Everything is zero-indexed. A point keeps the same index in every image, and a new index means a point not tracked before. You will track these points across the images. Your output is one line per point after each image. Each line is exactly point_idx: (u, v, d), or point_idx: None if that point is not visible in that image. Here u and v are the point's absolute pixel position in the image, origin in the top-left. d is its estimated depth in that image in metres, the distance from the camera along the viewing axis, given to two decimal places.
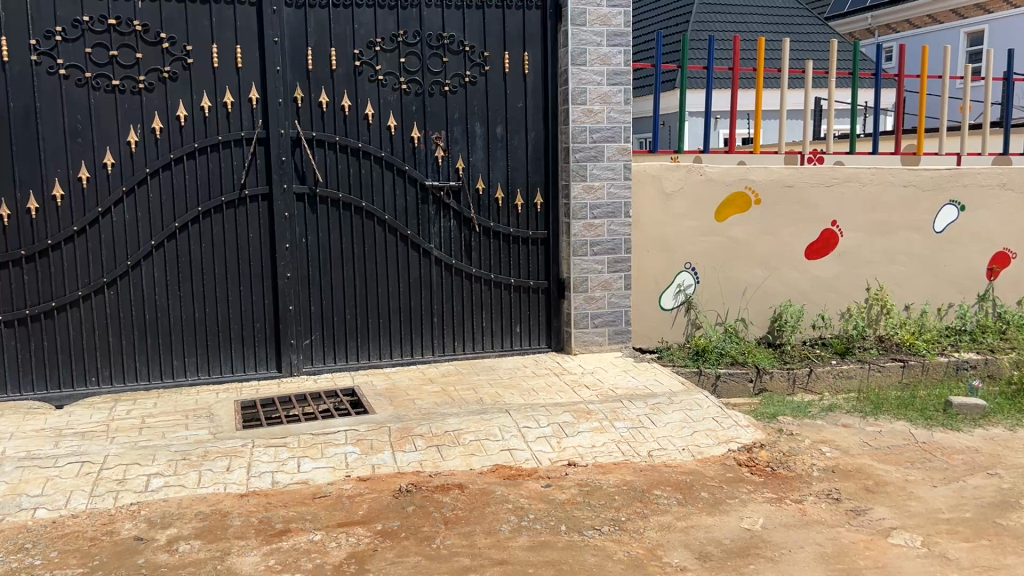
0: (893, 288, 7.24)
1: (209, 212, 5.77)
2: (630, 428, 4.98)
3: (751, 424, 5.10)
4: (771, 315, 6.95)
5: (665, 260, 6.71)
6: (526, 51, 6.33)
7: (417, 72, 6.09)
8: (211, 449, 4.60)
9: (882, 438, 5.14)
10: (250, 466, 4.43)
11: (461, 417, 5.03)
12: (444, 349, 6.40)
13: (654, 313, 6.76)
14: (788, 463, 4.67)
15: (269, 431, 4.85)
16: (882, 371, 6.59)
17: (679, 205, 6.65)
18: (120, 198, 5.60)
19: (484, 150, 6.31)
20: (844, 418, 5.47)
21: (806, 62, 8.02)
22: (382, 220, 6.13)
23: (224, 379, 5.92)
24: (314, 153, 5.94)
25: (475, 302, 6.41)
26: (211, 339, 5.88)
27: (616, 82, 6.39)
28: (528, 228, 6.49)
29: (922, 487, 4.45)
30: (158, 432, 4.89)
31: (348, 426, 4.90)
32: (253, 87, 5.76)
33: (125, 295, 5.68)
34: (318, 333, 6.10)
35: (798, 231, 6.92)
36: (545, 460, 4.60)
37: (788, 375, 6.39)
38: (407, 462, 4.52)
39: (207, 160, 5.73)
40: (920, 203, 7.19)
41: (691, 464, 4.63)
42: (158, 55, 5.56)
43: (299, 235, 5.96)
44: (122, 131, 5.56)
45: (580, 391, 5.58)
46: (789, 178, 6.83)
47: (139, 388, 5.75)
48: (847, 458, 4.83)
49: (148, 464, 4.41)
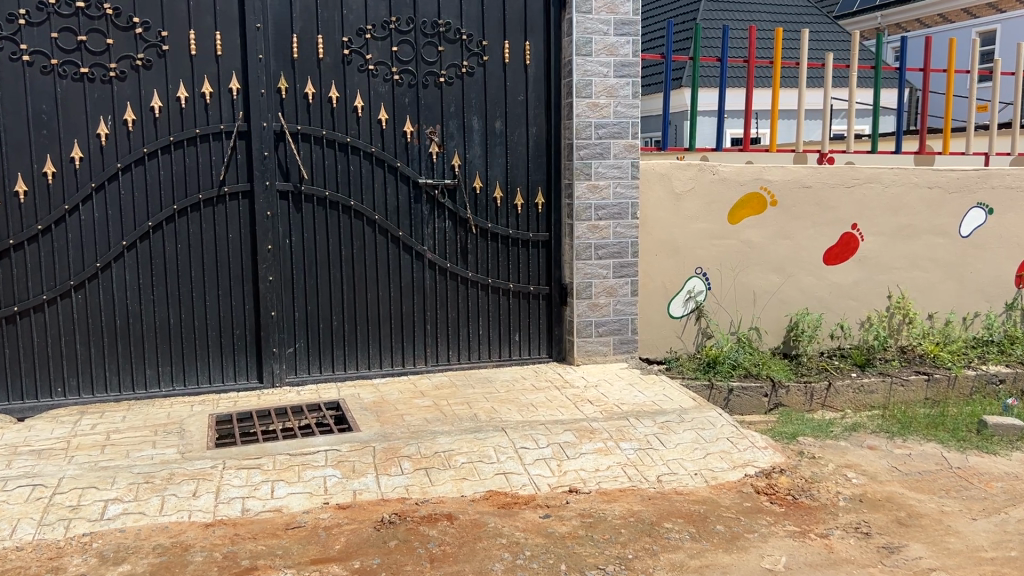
0: (916, 295, 6.82)
1: (185, 210, 5.37)
2: (637, 449, 4.56)
3: (768, 446, 4.67)
4: (786, 324, 6.53)
5: (675, 264, 6.29)
6: (528, 40, 5.91)
7: (410, 62, 5.68)
8: (177, 471, 4.19)
9: (912, 462, 4.70)
10: (218, 492, 4.02)
11: (453, 436, 4.61)
12: (436, 359, 5.99)
13: (662, 321, 6.34)
14: (811, 492, 4.24)
15: (242, 452, 4.44)
16: (906, 385, 6.18)
17: (691, 206, 6.23)
18: (88, 195, 5.19)
19: (481, 146, 5.89)
20: (870, 439, 5.02)
21: (827, 53, 7.08)
22: (372, 220, 5.72)
23: (201, 390, 5.52)
24: (299, 148, 5.53)
25: (471, 309, 6.00)
26: (187, 346, 5.48)
27: (624, 74, 5.97)
28: (529, 230, 6.07)
29: (960, 520, 4.02)
30: (122, 451, 4.47)
31: (329, 445, 4.49)
32: (233, 76, 5.35)
33: (94, 299, 5.28)
34: (302, 341, 5.69)
35: (816, 234, 6.49)
36: (544, 486, 4.18)
37: (805, 389, 5.99)
38: (392, 487, 4.11)
39: (184, 154, 5.32)
40: (945, 206, 6.76)
41: (704, 492, 4.21)
42: (130, 41, 5.16)
43: (283, 234, 5.56)
44: (91, 123, 5.15)
45: (582, 407, 5.15)
46: (807, 178, 6.41)
47: (108, 400, 5.35)
48: (875, 485, 4.39)
49: (105, 489, 4.00)
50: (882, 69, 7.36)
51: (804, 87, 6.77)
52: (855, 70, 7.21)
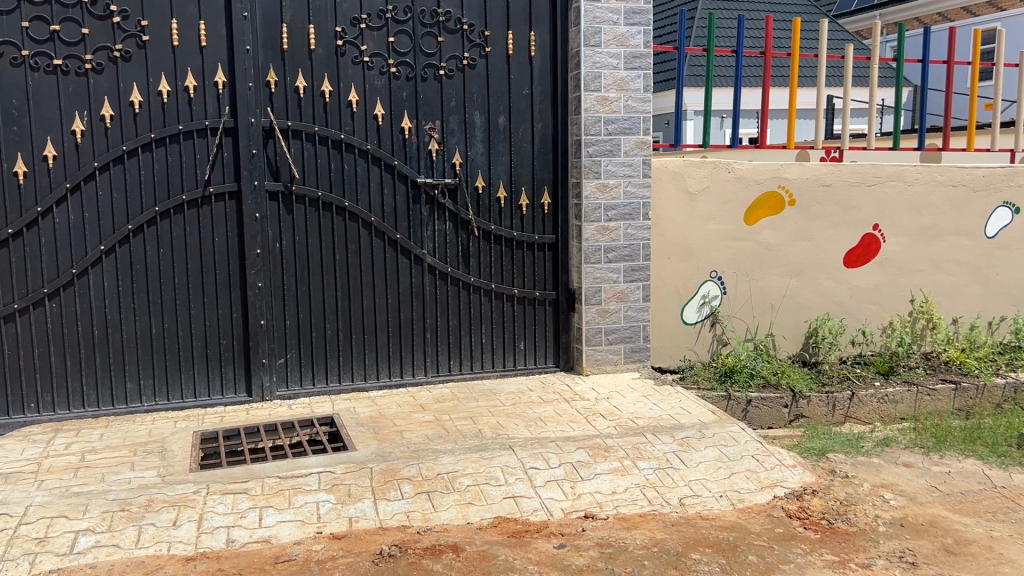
0: (940, 299, 6.50)
1: (167, 212, 5.01)
2: (656, 469, 4.22)
3: (798, 464, 4.33)
4: (805, 330, 6.21)
5: (689, 267, 5.94)
6: (532, 31, 5.56)
7: (407, 53, 5.34)
8: (156, 497, 3.83)
9: (952, 481, 4.36)
10: (201, 520, 3.66)
11: (457, 455, 4.26)
12: (437, 369, 5.64)
13: (676, 328, 6.00)
14: (847, 516, 3.89)
15: (228, 475, 4.08)
16: (932, 394, 5.85)
17: (705, 206, 5.89)
18: (63, 196, 4.83)
19: (484, 143, 5.55)
20: (904, 456, 4.69)
21: (847, 46, 6.76)
22: (368, 222, 5.36)
23: (185, 405, 5.15)
24: (289, 145, 5.17)
25: (474, 315, 5.65)
26: (171, 358, 5.12)
27: (635, 66, 5.63)
28: (534, 231, 5.73)
29: (1012, 547, 3.68)
30: (96, 474, 4.11)
31: (322, 467, 4.14)
32: (219, 69, 4.99)
33: (70, 308, 4.92)
34: (294, 351, 5.34)
35: (836, 235, 6.16)
36: (558, 511, 3.83)
37: (827, 399, 5.65)
38: (391, 514, 3.75)
39: (166, 152, 4.96)
40: (970, 205, 6.44)
41: (732, 516, 3.86)
42: (107, 30, 4.80)
43: (272, 238, 5.20)
44: (66, 119, 4.79)
45: (595, 422, 4.81)
46: (827, 176, 6.09)
47: (85, 416, 4.98)
48: (915, 507, 4.04)
49: (77, 518, 3.64)
50: (903, 63, 7.04)
51: (823, 83, 6.45)
52: (875, 65, 6.89)
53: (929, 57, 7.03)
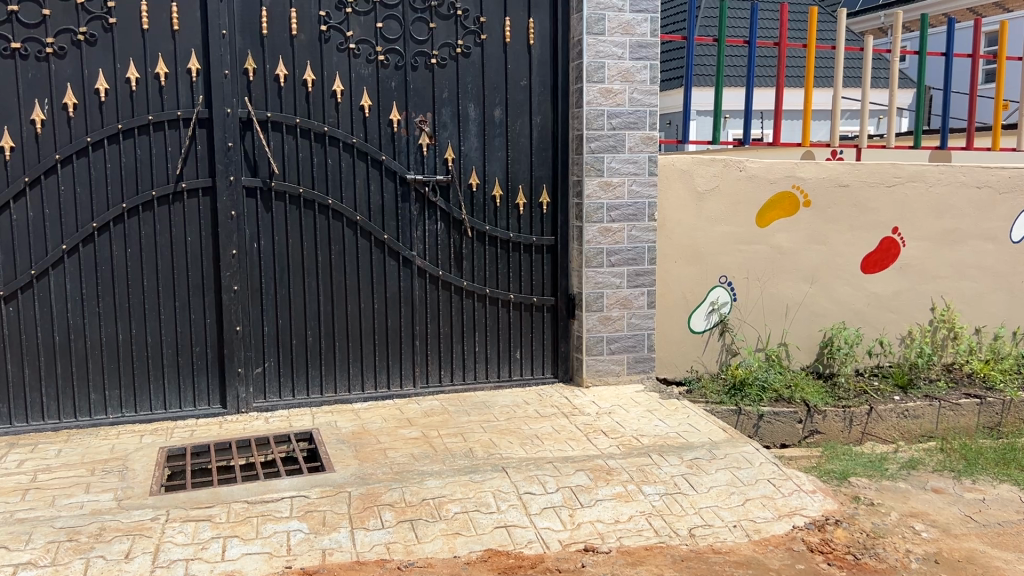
0: (962, 307, 6.12)
1: (136, 209, 4.63)
2: (663, 495, 3.84)
3: (818, 489, 3.95)
4: (820, 339, 5.83)
5: (696, 272, 5.56)
6: (532, 18, 5.19)
7: (397, 40, 4.96)
8: (109, 525, 3.45)
9: (988, 510, 4.00)
10: (157, 553, 3.27)
11: (444, 478, 3.89)
12: (426, 380, 5.26)
13: (682, 337, 5.62)
14: (875, 551, 3.52)
15: (192, 499, 3.71)
16: (956, 409, 5.47)
17: (714, 207, 5.51)
18: (20, 190, 4.45)
19: (479, 137, 5.17)
20: (933, 481, 4.33)
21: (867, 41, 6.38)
22: (354, 221, 4.98)
23: (155, 417, 4.77)
24: (269, 138, 4.79)
25: (467, 322, 5.28)
26: (139, 367, 4.74)
27: (641, 56, 5.26)
28: (532, 233, 5.36)
29: None
30: (46, 497, 3.72)
31: (296, 491, 3.77)
32: (192, 55, 4.61)
33: (29, 313, 4.54)
34: (273, 360, 4.95)
35: (853, 239, 5.78)
36: (555, 543, 3.45)
37: (844, 414, 5.27)
38: (369, 546, 3.37)
39: (135, 145, 4.58)
40: (996, 208, 6.07)
41: (747, 549, 3.49)
42: (71, 12, 4.42)
43: (249, 238, 4.82)
44: (25, 107, 4.41)
45: (595, 440, 4.43)
46: (845, 176, 5.71)
47: (45, 429, 4.61)
48: (949, 541, 3.68)
49: (18, 550, 3.26)
50: (924, 57, 6.65)
51: (840, 79, 6.08)
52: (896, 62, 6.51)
53: (953, 52, 6.63)
